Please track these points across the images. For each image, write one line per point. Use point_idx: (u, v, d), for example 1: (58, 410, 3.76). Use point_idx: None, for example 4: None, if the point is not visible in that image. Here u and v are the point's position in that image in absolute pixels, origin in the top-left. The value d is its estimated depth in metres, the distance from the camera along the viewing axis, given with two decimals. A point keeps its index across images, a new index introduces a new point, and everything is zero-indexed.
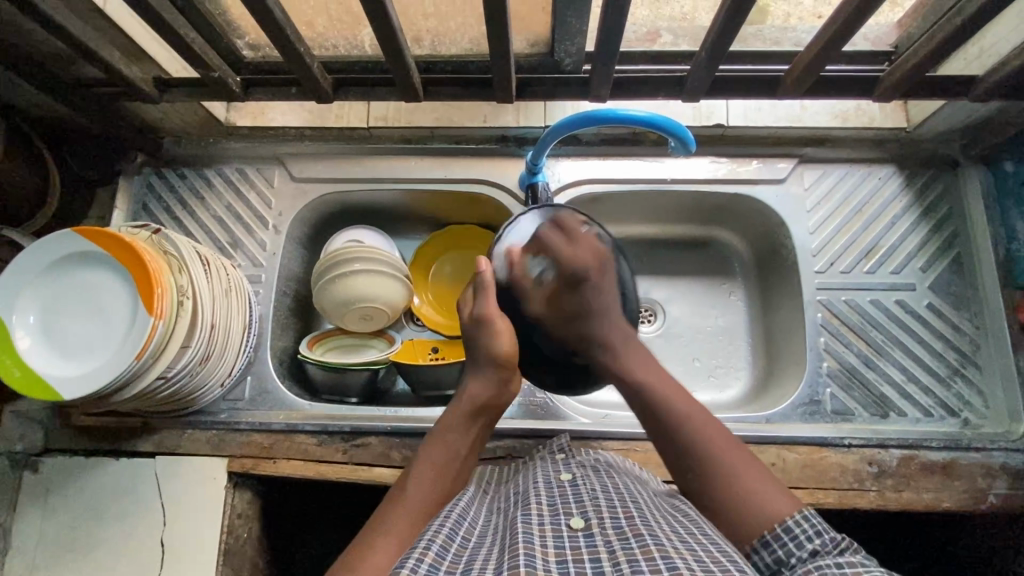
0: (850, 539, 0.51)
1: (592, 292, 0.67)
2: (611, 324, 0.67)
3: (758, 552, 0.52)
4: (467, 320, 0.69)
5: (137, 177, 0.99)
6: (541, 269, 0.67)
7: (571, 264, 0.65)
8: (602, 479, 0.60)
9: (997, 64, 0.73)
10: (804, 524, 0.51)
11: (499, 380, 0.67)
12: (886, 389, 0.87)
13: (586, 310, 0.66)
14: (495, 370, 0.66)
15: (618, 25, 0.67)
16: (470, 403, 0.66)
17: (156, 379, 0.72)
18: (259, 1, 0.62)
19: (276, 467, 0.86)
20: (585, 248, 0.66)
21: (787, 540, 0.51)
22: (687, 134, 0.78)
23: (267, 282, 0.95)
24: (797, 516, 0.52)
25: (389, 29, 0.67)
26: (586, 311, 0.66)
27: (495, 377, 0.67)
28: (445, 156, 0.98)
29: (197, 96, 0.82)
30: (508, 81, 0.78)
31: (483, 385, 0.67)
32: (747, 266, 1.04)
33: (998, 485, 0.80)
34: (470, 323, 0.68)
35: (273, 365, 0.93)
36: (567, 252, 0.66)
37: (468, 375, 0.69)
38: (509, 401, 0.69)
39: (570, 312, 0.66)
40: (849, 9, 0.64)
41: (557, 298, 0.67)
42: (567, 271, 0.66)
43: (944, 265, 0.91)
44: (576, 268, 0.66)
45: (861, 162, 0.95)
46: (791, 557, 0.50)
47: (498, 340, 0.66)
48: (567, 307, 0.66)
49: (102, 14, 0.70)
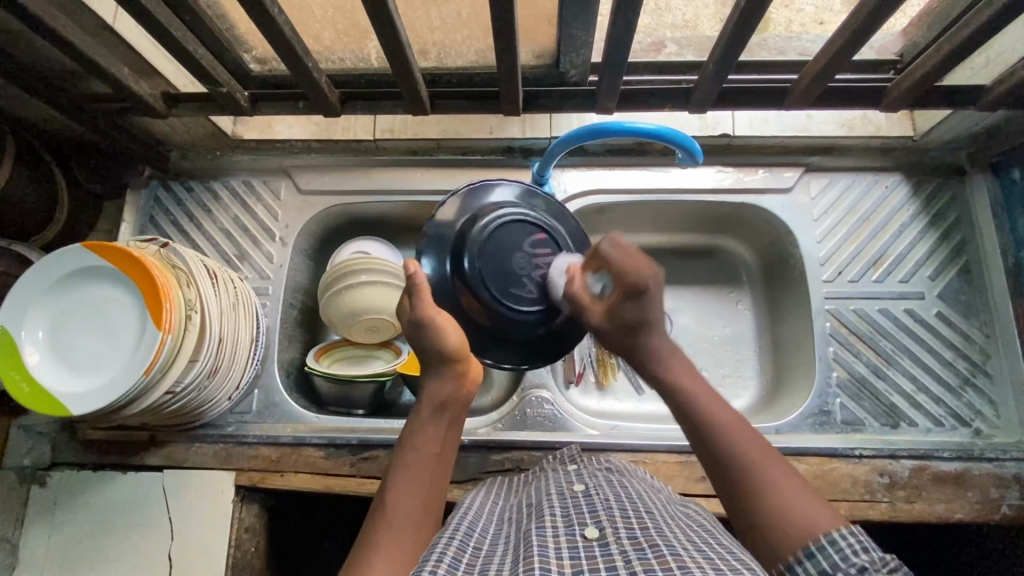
0: (900, 559, 0.47)
1: (649, 305, 0.65)
2: (665, 339, 0.65)
3: (798, 565, 0.49)
4: (407, 327, 0.66)
5: (144, 190, 0.99)
6: (601, 285, 0.70)
7: (625, 276, 0.64)
8: (615, 488, 0.59)
9: (1006, 73, 0.72)
10: (850, 538, 0.48)
11: (456, 374, 0.65)
12: (896, 398, 0.86)
13: (644, 323, 0.65)
14: (453, 367, 0.65)
15: (624, 38, 0.67)
16: (432, 402, 0.64)
17: (165, 393, 0.72)
18: (267, 18, 0.62)
19: (284, 480, 0.86)
20: (638, 260, 0.65)
21: (831, 553, 0.48)
22: (694, 145, 0.78)
23: (274, 295, 0.95)
24: (842, 531, 0.49)
25: (397, 43, 0.67)
26: (644, 324, 0.65)
27: (453, 372, 0.65)
28: (451, 167, 0.98)
29: (205, 111, 0.82)
30: (514, 94, 0.79)
31: (444, 382, 0.65)
32: (754, 275, 1.04)
33: (1011, 495, 0.79)
34: (411, 328, 0.65)
35: (280, 378, 0.93)
36: (621, 264, 0.64)
37: (425, 379, 0.66)
38: (472, 394, 0.67)
39: (626, 323, 0.65)
40: (856, 22, 0.64)
41: (616, 309, 0.66)
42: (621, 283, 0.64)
43: (953, 274, 0.90)
44: (631, 281, 0.64)
45: (867, 171, 0.95)
46: (836, 570, 0.47)
47: (447, 336, 0.64)
48: (623, 319, 0.65)
49: (111, 30, 0.71)
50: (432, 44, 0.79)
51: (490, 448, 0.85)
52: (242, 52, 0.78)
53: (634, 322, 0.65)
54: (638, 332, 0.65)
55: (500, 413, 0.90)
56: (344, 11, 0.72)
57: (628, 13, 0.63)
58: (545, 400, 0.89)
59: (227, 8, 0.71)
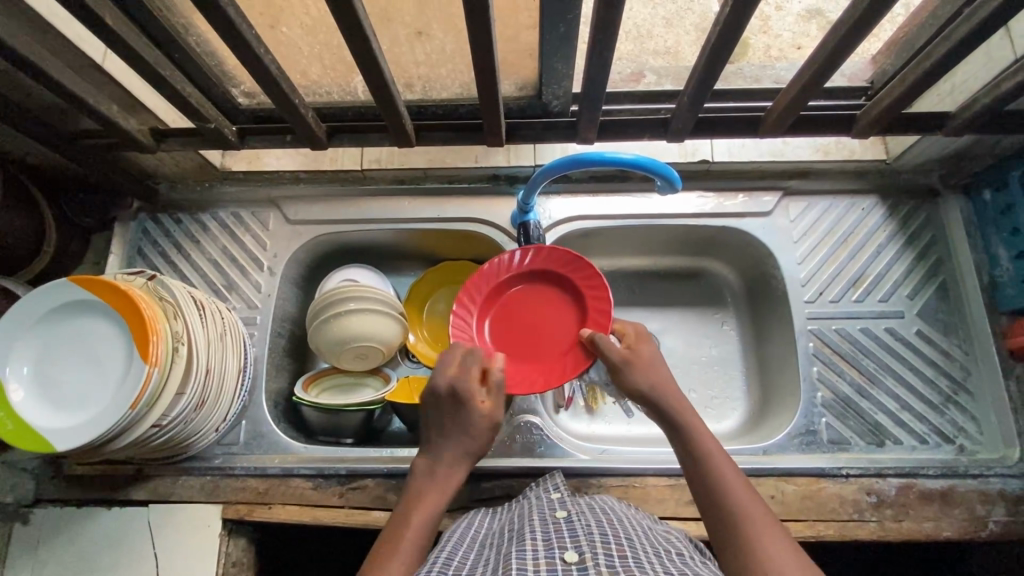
0: None
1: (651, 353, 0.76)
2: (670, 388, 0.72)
3: None
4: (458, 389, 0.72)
5: (132, 223, 1.00)
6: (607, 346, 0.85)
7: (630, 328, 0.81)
8: (596, 515, 0.60)
9: (970, 100, 0.75)
10: None
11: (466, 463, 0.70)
12: (881, 417, 0.87)
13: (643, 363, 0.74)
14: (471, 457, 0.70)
15: (602, 72, 0.69)
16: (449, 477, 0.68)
17: (151, 427, 0.72)
18: (255, 58, 0.64)
19: (271, 512, 0.85)
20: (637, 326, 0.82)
21: None
22: (673, 172, 0.80)
23: (263, 324, 0.95)
24: None
25: (381, 79, 0.69)
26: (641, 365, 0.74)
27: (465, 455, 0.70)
28: (439, 195, 1.00)
29: (194, 146, 0.83)
30: (498, 126, 0.81)
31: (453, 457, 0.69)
32: (739, 296, 1.05)
33: (996, 511, 0.80)
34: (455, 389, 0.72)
35: (268, 409, 0.93)
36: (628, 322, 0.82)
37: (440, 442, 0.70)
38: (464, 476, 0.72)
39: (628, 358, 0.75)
40: (824, 55, 0.66)
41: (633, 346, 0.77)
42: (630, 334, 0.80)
43: (932, 291, 0.92)
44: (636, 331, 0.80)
45: (845, 194, 0.97)
46: None
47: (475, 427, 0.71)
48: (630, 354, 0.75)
49: (101, 69, 0.72)
50: (418, 77, 0.81)
51: (479, 476, 0.85)
52: (231, 87, 0.80)
53: (640, 357, 0.75)
54: (644, 366, 0.74)
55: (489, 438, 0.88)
56: (330, 47, 0.74)
57: (606, 50, 0.65)
58: (534, 425, 0.88)
59: (216, 46, 0.73)
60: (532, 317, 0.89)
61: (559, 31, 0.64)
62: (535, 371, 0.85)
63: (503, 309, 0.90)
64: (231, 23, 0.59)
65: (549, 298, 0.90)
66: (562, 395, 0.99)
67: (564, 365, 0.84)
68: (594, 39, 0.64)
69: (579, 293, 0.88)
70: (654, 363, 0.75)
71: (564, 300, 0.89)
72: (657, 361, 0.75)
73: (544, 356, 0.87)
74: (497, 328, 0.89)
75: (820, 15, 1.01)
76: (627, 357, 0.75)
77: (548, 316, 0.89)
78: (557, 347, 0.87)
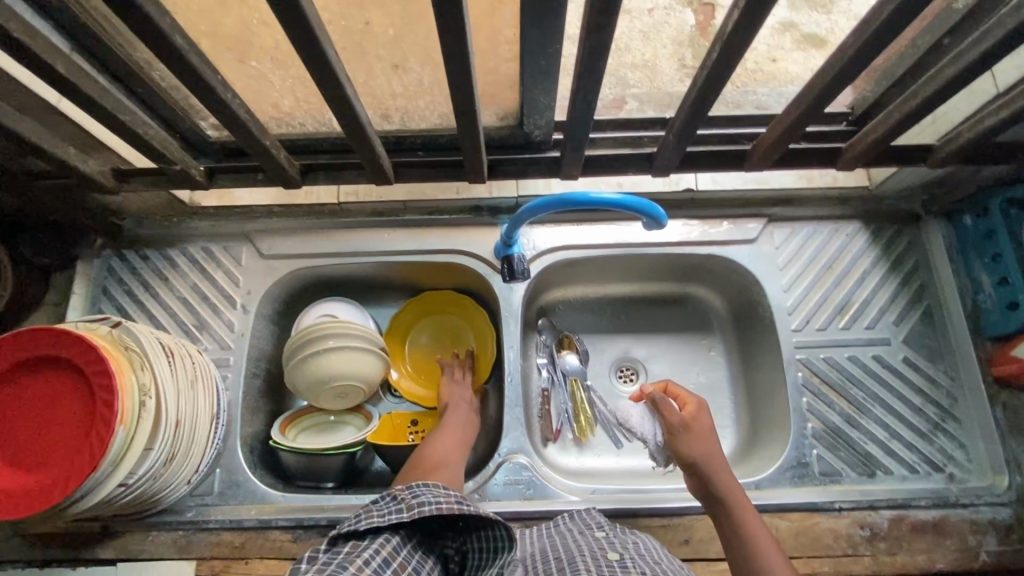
0: None
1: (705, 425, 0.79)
2: (718, 464, 0.75)
3: None
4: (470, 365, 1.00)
5: (97, 261, 0.95)
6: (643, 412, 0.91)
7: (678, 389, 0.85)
8: (650, 566, 0.59)
9: (952, 135, 0.75)
10: None
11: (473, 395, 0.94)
12: (872, 447, 0.87)
13: (698, 434, 0.78)
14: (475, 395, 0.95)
15: (586, 109, 0.67)
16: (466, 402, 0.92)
17: (117, 487, 0.68)
18: (223, 106, 0.61)
19: (248, 567, 0.81)
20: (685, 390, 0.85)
21: None
22: (659, 210, 0.77)
23: (236, 365, 0.91)
24: None
25: (357, 120, 0.66)
26: (693, 433, 0.78)
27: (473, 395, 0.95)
28: (419, 227, 0.97)
29: (159, 186, 0.79)
30: (480, 164, 0.79)
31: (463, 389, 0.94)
32: (725, 322, 1.04)
33: (988, 541, 0.80)
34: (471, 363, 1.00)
35: (244, 455, 0.88)
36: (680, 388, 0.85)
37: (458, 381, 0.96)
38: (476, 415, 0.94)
39: (683, 425, 0.79)
40: (810, 93, 0.65)
41: (692, 414, 0.80)
42: (686, 399, 0.83)
43: (917, 316, 0.92)
44: (693, 398, 0.83)
45: (828, 220, 0.96)
46: None
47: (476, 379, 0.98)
48: (687, 421, 0.79)
49: (56, 111, 0.68)
50: (395, 108, 0.78)
51: None
52: (198, 120, 0.77)
53: (698, 427, 0.79)
54: (700, 437, 0.77)
55: (479, 482, 0.85)
56: (304, 80, 0.71)
57: (590, 90, 0.63)
58: (522, 467, 0.86)
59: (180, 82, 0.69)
60: (52, 408, 0.67)
61: (540, 65, 0.62)
62: (29, 479, 0.65)
63: (34, 401, 0.68)
64: (196, 72, 0.55)
65: (68, 379, 0.67)
66: (550, 428, 0.96)
67: (67, 471, 0.64)
68: (579, 82, 0.62)
69: (69, 367, 0.67)
70: (711, 437, 0.78)
71: (66, 383, 0.67)
72: (713, 435, 0.78)
73: (48, 471, 0.65)
74: (31, 420, 0.68)
75: (795, 27, 1.00)
76: (685, 423, 0.79)
77: (57, 407, 0.67)
78: (30, 450, 0.66)
